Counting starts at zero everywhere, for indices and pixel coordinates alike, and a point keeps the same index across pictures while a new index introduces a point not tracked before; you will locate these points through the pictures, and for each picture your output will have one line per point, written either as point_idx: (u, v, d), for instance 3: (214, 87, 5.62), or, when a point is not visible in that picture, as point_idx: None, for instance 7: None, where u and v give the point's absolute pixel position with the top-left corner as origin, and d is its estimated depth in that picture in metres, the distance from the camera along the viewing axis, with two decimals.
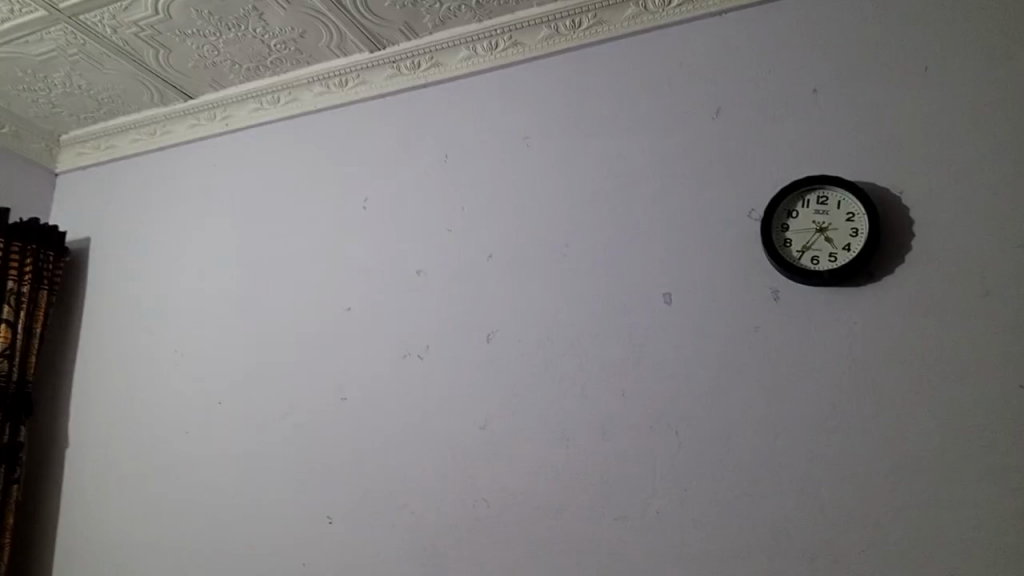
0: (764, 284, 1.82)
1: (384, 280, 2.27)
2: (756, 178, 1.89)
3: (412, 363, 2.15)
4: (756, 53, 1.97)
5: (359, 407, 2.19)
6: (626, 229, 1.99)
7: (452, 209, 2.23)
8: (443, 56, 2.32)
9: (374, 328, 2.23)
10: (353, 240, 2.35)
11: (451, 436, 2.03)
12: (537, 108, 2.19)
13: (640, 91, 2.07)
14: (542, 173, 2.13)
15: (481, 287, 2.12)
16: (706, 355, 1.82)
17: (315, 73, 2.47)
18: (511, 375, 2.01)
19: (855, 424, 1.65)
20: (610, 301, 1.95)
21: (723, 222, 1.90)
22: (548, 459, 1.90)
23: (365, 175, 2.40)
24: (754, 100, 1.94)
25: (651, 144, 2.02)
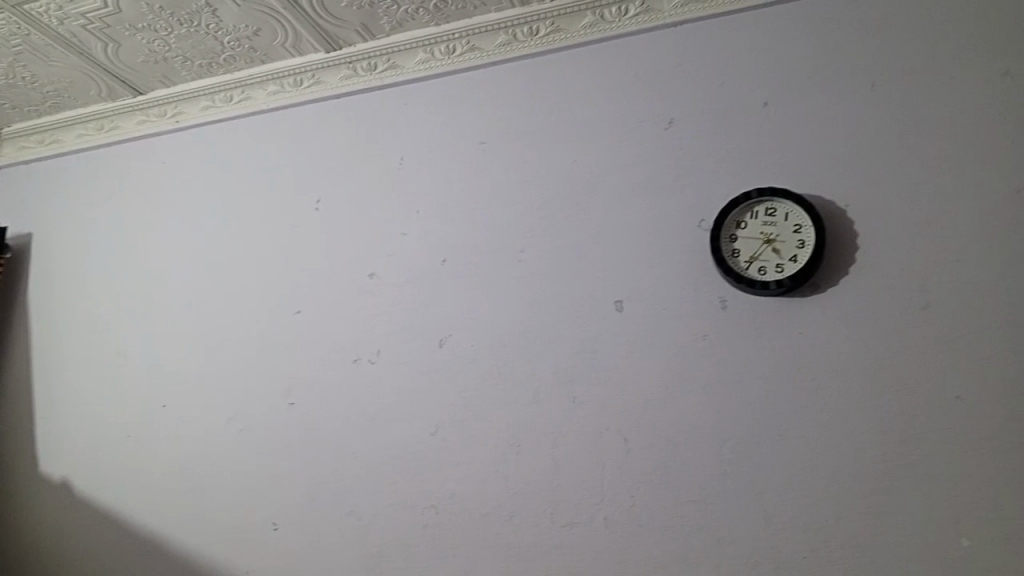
0: (713, 294, 1.87)
1: (337, 282, 2.26)
2: (708, 189, 1.93)
3: (364, 368, 2.16)
4: (712, 65, 2.00)
5: (309, 410, 2.19)
6: (580, 237, 2.02)
7: (407, 214, 2.23)
8: (401, 56, 2.30)
9: (327, 330, 2.23)
10: (307, 240, 2.34)
11: (403, 440, 2.06)
12: (494, 118, 2.19)
13: (599, 98, 2.09)
14: (498, 178, 2.15)
15: (434, 291, 2.14)
16: (656, 362, 1.88)
17: (270, 71, 2.43)
18: (464, 380, 2.04)
19: (795, 432, 1.73)
20: (565, 307, 1.99)
21: (675, 231, 1.94)
22: (499, 463, 1.95)
23: (316, 181, 2.37)
24: (707, 112, 1.98)
25: (607, 153, 2.05)
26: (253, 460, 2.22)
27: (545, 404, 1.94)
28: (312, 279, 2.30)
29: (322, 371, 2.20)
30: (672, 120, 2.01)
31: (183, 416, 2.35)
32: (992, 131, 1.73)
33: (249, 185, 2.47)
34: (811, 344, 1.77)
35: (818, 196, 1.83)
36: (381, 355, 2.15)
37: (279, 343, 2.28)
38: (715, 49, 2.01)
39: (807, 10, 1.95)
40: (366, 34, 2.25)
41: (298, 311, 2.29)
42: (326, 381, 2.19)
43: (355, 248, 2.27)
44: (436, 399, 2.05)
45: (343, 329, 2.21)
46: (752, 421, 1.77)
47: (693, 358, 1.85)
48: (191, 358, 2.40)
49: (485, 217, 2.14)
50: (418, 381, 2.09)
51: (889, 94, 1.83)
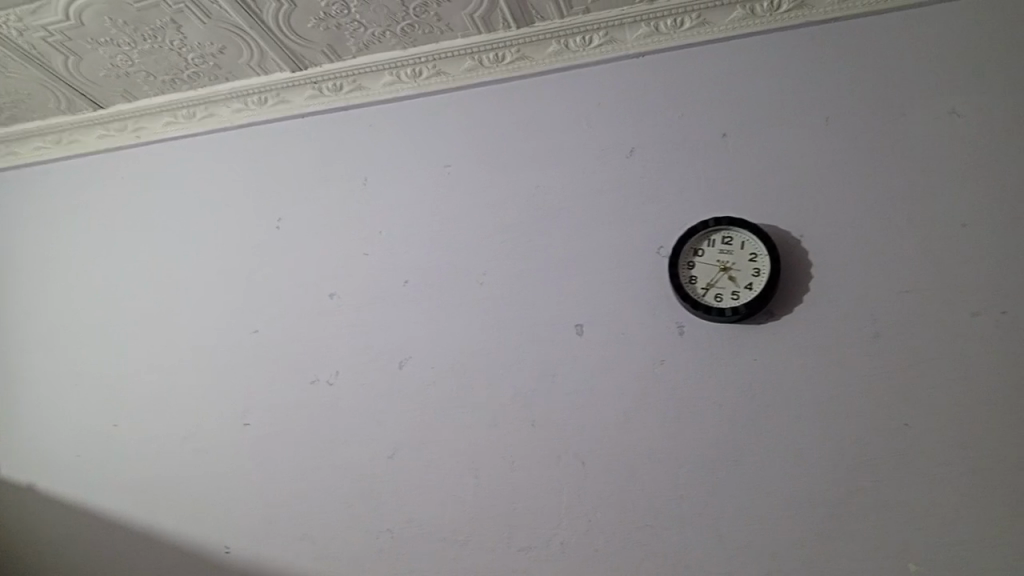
0: (675, 319, 1.87)
1: (297, 304, 2.22)
2: (671, 215, 1.95)
3: (323, 391, 2.10)
4: (682, 92, 2.04)
5: (263, 430, 2.14)
6: (546, 262, 2.01)
7: (373, 236, 2.21)
8: (363, 79, 2.31)
9: (284, 350, 2.19)
10: (270, 258, 2.30)
11: (364, 466, 2.01)
12: (461, 141, 2.20)
13: (566, 124, 2.11)
14: (464, 201, 2.14)
15: (396, 312, 2.11)
16: (617, 389, 1.86)
17: (232, 87, 2.39)
18: (427, 404, 2.00)
19: (767, 456, 1.72)
20: (528, 332, 1.97)
21: (638, 256, 1.94)
22: (461, 488, 1.90)
23: (279, 202, 2.35)
24: (673, 139, 2.01)
25: (574, 179, 2.06)
26: (212, 487, 2.14)
27: (510, 429, 1.91)
28: (271, 297, 2.26)
29: (278, 394, 2.15)
30: (638, 147, 2.03)
31: (130, 444, 2.27)
32: (953, 163, 1.80)
33: (208, 204, 2.44)
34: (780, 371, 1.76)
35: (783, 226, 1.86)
36: (342, 377, 2.10)
37: (237, 363, 2.23)
38: (683, 75, 2.05)
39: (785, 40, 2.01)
40: (332, 55, 2.24)
41: (256, 330, 2.24)
42: (283, 404, 2.14)
43: (313, 269, 2.24)
44: (397, 423, 2.01)
45: (300, 352, 2.17)
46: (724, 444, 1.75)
47: (658, 382, 1.83)
48: (145, 380, 2.32)
49: (451, 241, 2.12)
50: (379, 404, 2.04)
51: (852, 126, 1.89)
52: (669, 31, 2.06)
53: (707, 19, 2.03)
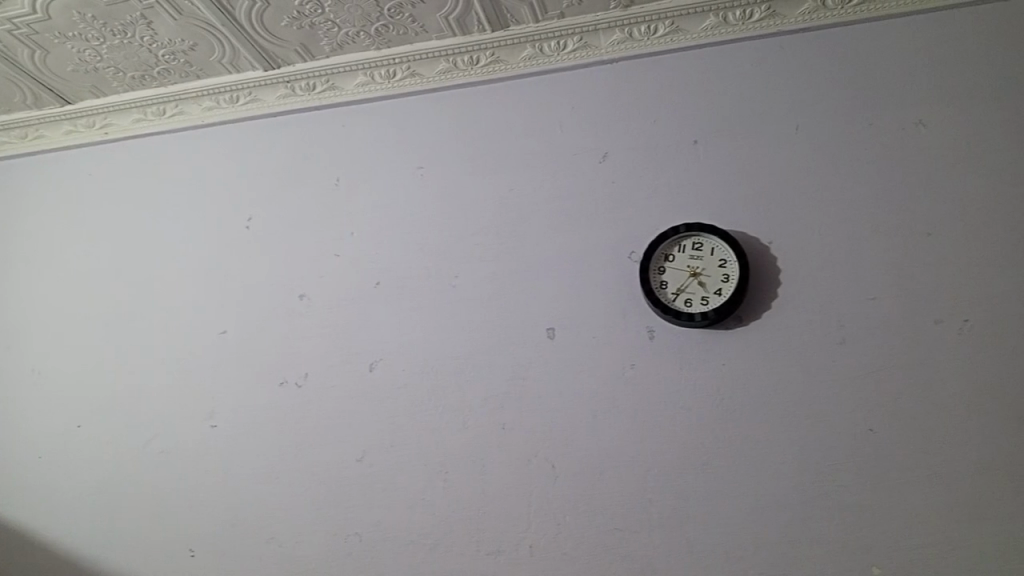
0: (1008, 348, 1.20)
1: (417, 269, 1.48)
2: (995, 196, 1.29)
3: (449, 403, 1.37)
4: (999, 31, 1.37)
5: (367, 476, 1.36)
6: (809, 240, 1.33)
7: (537, 170, 1.48)
8: (560, 42, 1.52)
9: (396, 345, 1.44)
10: (355, 196, 1.56)
11: (496, 525, 1.28)
12: (689, 85, 1.46)
13: (848, 61, 1.41)
14: (685, 139, 1.43)
15: (574, 305, 1.38)
16: (910, 440, 1.19)
17: (349, 70, 1.59)
18: (602, 432, 1.29)
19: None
20: (771, 341, 1.28)
21: (948, 247, 1.28)
22: (646, 566, 1.21)
23: (404, 126, 1.59)
24: (1004, 88, 1.34)
25: (857, 126, 1.37)
26: (226, 522, 1.40)
27: (729, 478, 1.22)
28: (311, 246, 1.55)
29: (380, 409, 1.40)
30: (956, 93, 1.35)
31: (100, 428, 1.53)
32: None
33: (291, 120, 1.66)
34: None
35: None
36: (482, 390, 1.36)
37: (290, 348, 1.49)
38: (1005, 23, 1.37)
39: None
40: (537, 11, 1.45)
41: (301, 294, 1.52)
42: (390, 428, 1.38)
43: (457, 218, 1.49)
44: (556, 456, 1.29)
45: (428, 346, 1.42)
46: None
47: (970, 438, 1.17)
48: (138, 352, 1.56)
49: (662, 191, 1.41)
50: (527, 431, 1.32)
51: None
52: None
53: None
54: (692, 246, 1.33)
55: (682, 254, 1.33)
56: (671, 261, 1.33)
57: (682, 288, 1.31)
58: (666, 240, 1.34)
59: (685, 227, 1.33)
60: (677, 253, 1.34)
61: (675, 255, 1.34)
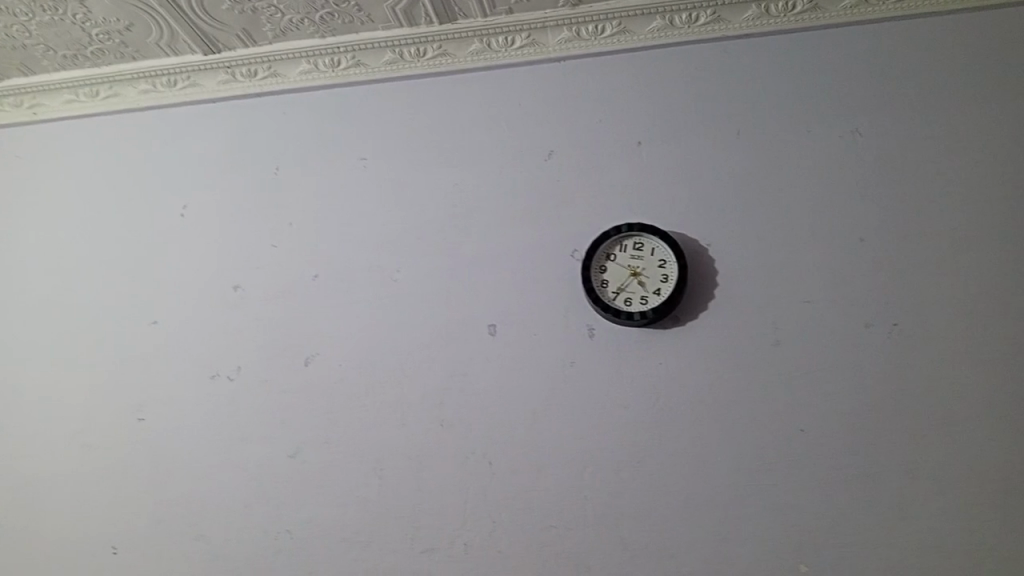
0: (932, 352, 1.25)
1: (356, 262, 1.46)
2: (924, 204, 1.33)
3: (386, 399, 1.36)
4: (929, 45, 1.42)
5: (300, 473, 1.34)
6: (748, 243, 1.35)
7: (482, 166, 1.47)
8: (508, 39, 1.51)
9: (333, 339, 1.42)
10: (294, 186, 1.53)
11: (431, 522, 1.27)
12: (635, 86, 1.47)
13: (789, 68, 1.44)
14: (629, 140, 1.44)
15: (515, 303, 1.38)
16: (839, 441, 1.22)
17: (293, 57, 1.57)
18: (540, 430, 1.29)
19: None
20: (708, 341, 1.30)
21: (880, 253, 1.31)
22: (581, 563, 1.21)
23: (348, 116, 1.56)
24: (933, 100, 1.38)
25: (795, 132, 1.40)
26: (151, 518, 1.36)
27: (663, 477, 1.24)
28: (247, 237, 1.52)
29: (315, 404, 1.38)
30: (889, 104, 1.39)
31: (21, 421, 1.47)
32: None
33: (230, 106, 1.62)
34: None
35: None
36: (421, 387, 1.36)
37: (224, 340, 1.45)
38: (936, 38, 1.42)
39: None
40: (484, 5, 1.45)
41: (236, 286, 1.49)
42: (325, 423, 1.36)
43: (398, 212, 1.48)
44: (494, 454, 1.29)
45: (366, 342, 1.40)
46: (970, 531, 1.15)
47: (894, 439, 1.21)
48: (65, 342, 1.51)
49: (606, 191, 1.42)
50: (466, 428, 1.32)
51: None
52: (881, 4, 1.43)
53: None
54: (633, 246, 1.34)
55: (623, 253, 1.34)
56: (612, 260, 1.34)
57: (622, 287, 1.32)
58: (608, 240, 1.34)
59: (627, 227, 1.34)
60: (618, 252, 1.34)
61: (617, 254, 1.34)
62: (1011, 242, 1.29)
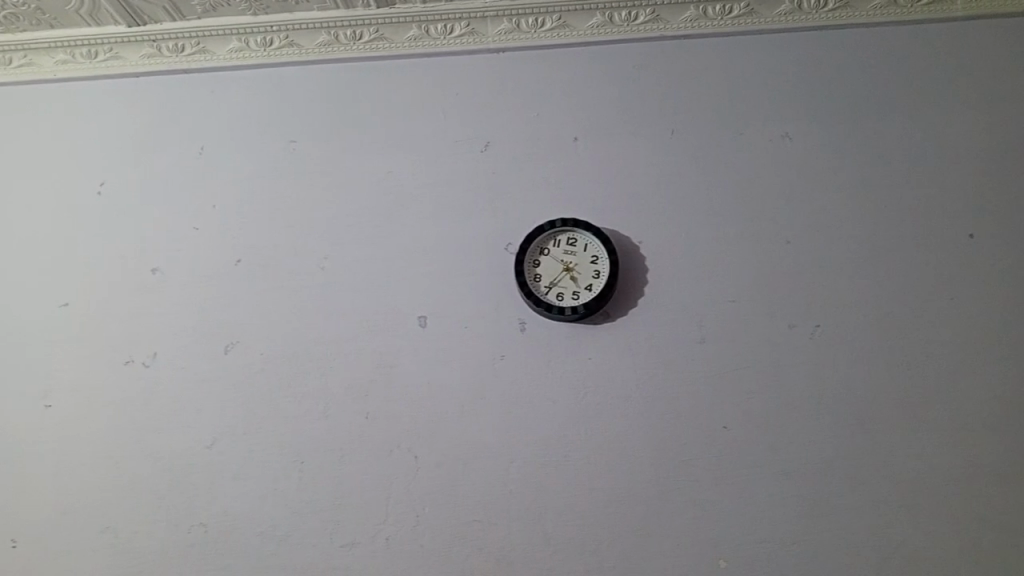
0: (851, 354, 1.28)
1: (283, 249, 1.42)
2: (849, 210, 1.36)
3: (310, 390, 1.33)
4: (859, 55, 1.45)
5: (215, 465, 1.30)
6: (679, 242, 1.36)
7: (417, 155, 1.45)
8: (446, 26, 1.50)
9: (254, 327, 1.38)
10: (221, 167, 1.48)
11: (351, 516, 1.25)
12: (573, 81, 1.47)
13: (724, 70, 1.46)
14: (565, 135, 1.44)
15: (446, 295, 1.36)
16: (760, 439, 1.24)
17: (223, 34, 1.52)
18: (467, 424, 1.28)
19: (939, 550, 1.18)
20: (637, 338, 1.31)
21: (806, 255, 1.34)
22: (503, 558, 1.21)
23: (279, 97, 1.52)
24: (860, 109, 1.42)
25: (728, 134, 1.42)
26: (55, 510, 1.30)
27: (588, 473, 1.24)
28: (168, 218, 1.46)
29: (234, 393, 1.34)
30: (819, 110, 1.42)
31: None
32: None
33: (155, 80, 1.55)
34: (942, 413, 1.24)
35: (963, 218, 1.35)
36: (346, 378, 1.33)
37: (138, 325, 1.40)
38: (866, 48, 1.46)
39: (963, 27, 1.46)
40: None
41: (154, 269, 1.43)
42: (244, 414, 1.33)
43: (327, 199, 1.44)
44: (419, 448, 1.28)
45: (290, 330, 1.37)
46: (881, 529, 1.19)
47: (813, 439, 1.24)
48: None
49: (541, 185, 1.41)
50: (391, 421, 1.30)
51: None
52: (814, 12, 1.47)
53: (849, 3, 1.46)
54: (567, 241, 1.34)
55: (557, 248, 1.34)
56: (545, 255, 1.34)
57: (555, 282, 1.32)
58: (542, 233, 1.34)
59: (561, 221, 1.34)
60: (552, 247, 1.34)
61: (550, 248, 1.34)
62: (929, 250, 1.33)
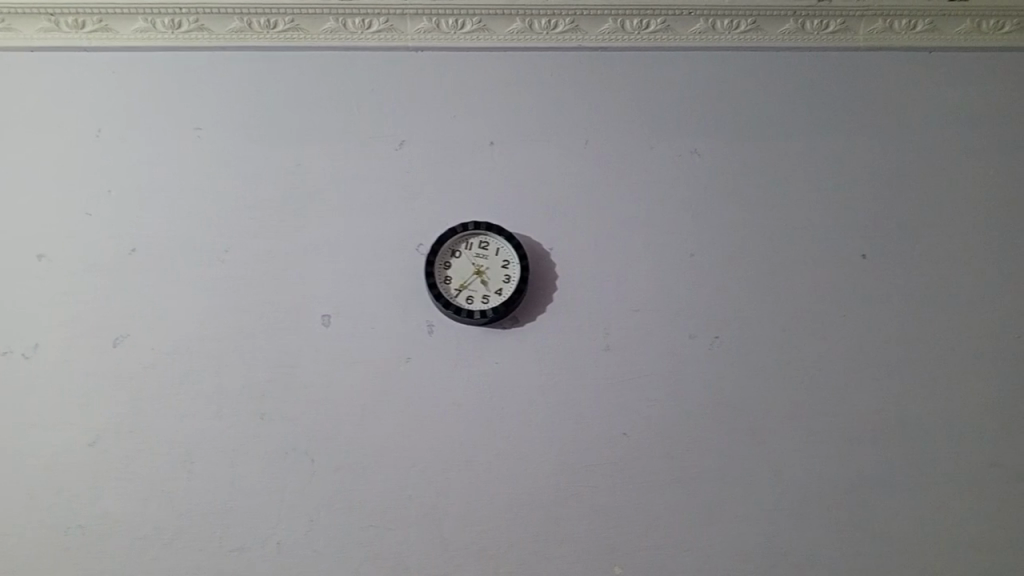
0: (748, 366, 1.32)
1: (181, 239, 1.37)
2: (753, 227, 1.41)
3: (205, 388, 1.28)
4: (768, 76, 1.50)
5: (99, 464, 1.24)
6: (586, 250, 1.38)
7: (329, 150, 1.42)
8: (364, 21, 1.48)
9: (146, 321, 1.32)
10: (119, 151, 1.42)
11: (244, 517, 1.22)
12: (491, 85, 1.47)
13: (638, 84, 1.48)
14: (479, 138, 1.44)
15: (352, 294, 1.34)
16: (657, 446, 1.27)
17: (128, 12, 1.46)
18: (367, 426, 1.27)
19: (822, 557, 1.23)
20: (544, 344, 1.32)
21: (708, 269, 1.38)
22: (398, 563, 1.20)
23: (186, 81, 1.46)
24: (767, 129, 1.47)
25: (640, 147, 1.44)
26: None
27: (488, 478, 1.24)
28: (58, 202, 1.39)
29: (122, 389, 1.28)
30: (728, 128, 1.46)
31: None
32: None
33: (49, 55, 1.47)
34: (829, 425, 1.30)
35: (857, 240, 1.41)
36: (243, 376, 1.29)
37: (21, 314, 1.32)
38: (775, 70, 1.51)
39: (866, 57, 1.52)
40: None
41: (41, 256, 1.36)
42: (131, 411, 1.27)
43: (232, 191, 1.40)
44: (317, 450, 1.25)
45: (186, 325, 1.32)
46: (768, 538, 1.23)
47: (708, 448, 1.27)
48: None
49: (454, 186, 1.41)
50: (290, 420, 1.27)
51: (960, 143, 1.47)
52: (727, 33, 1.51)
53: (760, 27, 1.51)
54: (479, 244, 1.33)
55: (468, 251, 1.33)
56: (456, 257, 1.33)
57: (464, 285, 1.31)
58: (454, 236, 1.33)
59: (474, 225, 1.33)
60: (463, 249, 1.33)
61: (461, 251, 1.33)
62: (826, 270, 1.39)
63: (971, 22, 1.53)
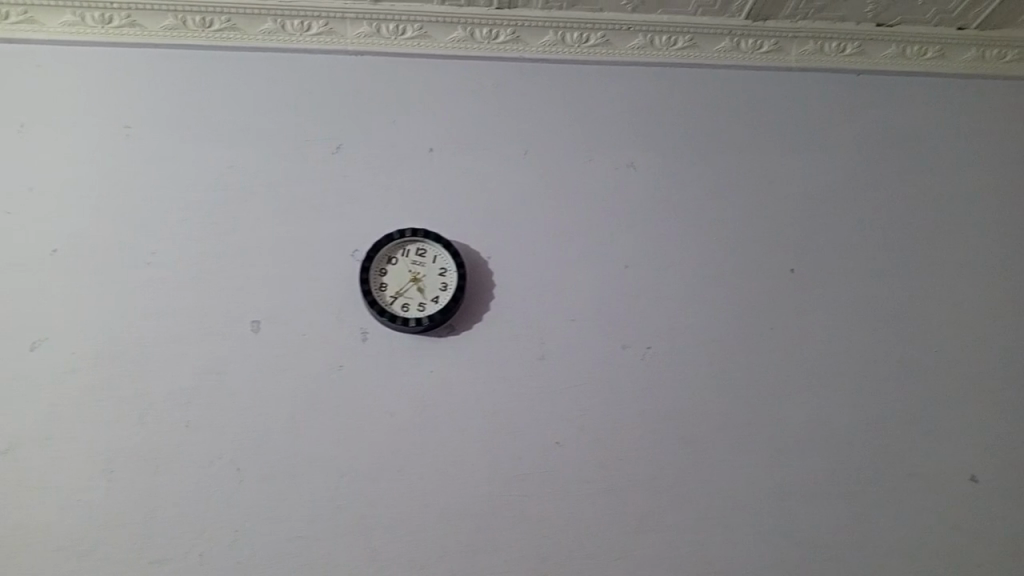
0: (680, 377, 1.34)
1: (107, 239, 1.33)
2: (687, 240, 1.43)
3: (129, 394, 1.24)
4: (705, 93, 1.53)
5: (13, 472, 1.19)
6: (524, 260, 1.39)
7: (265, 152, 1.40)
8: (303, 23, 1.46)
9: (67, 322, 1.28)
10: (42, 147, 1.37)
11: (166, 528, 1.18)
12: (432, 92, 1.47)
13: (578, 96, 1.50)
14: (418, 145, 1.43)
15: (285, 300, 1.32)
16: (591, 456, 1.28)
17: (56, 4, 1.41)
18: (299, 433, 1.24)
19: (749, 564, 1.25)
20: (480, 352, 1.32)
21: (643, 281, 1.40)
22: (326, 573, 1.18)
23: (115, 78, 1.42)
24: (703, 144, 1.50)
25: (579, 158, 1.46)
26: None
27: (421, 487, 1.23)
28: None
29: (40, 393, 1.23)
30: (665, 142, 1.49)
31: None
32: (981, 222, 1.50)
33: None
34: (757, 435, 1.33)
35: (787, 255, 1.45)
36: (170, 382, 1.26)
37: None
38: (711, 87, 1.54)
39: (798, 77, 1.57)
40: None
41: None
42: (50, 417, 1.22)
43: (162, 191, 1.36)
44: (246, 458, 1.23)
45: (109, 328, 1.28)
46: (698, 546, 1.25)
47: (640, 458, 1.29)
48: None
49: (392, 193, 1.40)
50: (218, 428, 1.24)
51: (885, 163, 1.53)
52: (665, 49, 1.54)
53: (697, 44, 1.55)
54: (416, 251, 1.33)
55: (406, 258, 1.32)
56: (394, 264, 1.32)
57: (401, 292, 1.30)
58: (392, 242, 1.32)
59: (412, 232, 1.33)
60: (400, 256, 1.32)
61: (399, 258, 1.32)
62: (756, 284, 1.42)
63: (898, 47, 1.58)
